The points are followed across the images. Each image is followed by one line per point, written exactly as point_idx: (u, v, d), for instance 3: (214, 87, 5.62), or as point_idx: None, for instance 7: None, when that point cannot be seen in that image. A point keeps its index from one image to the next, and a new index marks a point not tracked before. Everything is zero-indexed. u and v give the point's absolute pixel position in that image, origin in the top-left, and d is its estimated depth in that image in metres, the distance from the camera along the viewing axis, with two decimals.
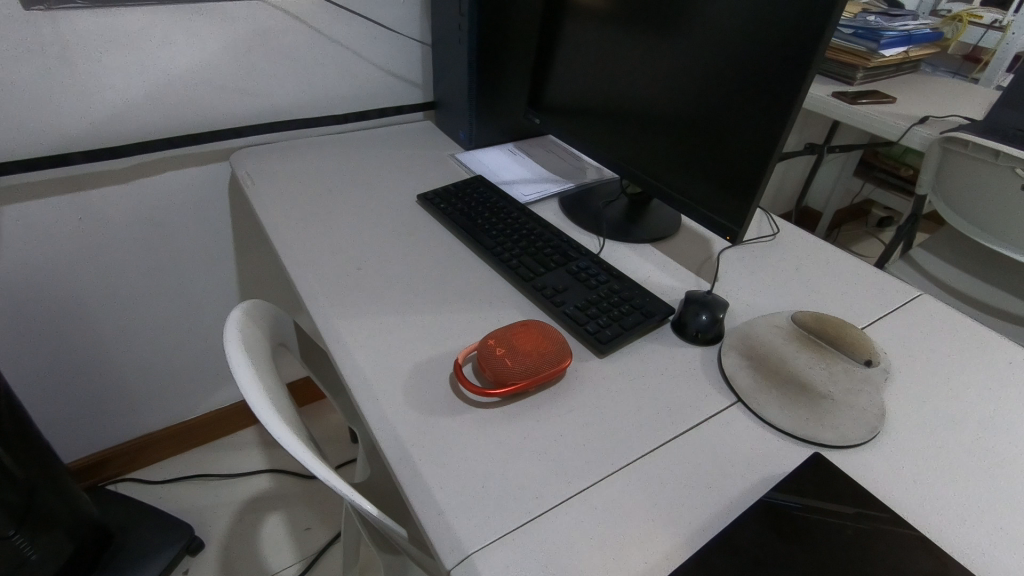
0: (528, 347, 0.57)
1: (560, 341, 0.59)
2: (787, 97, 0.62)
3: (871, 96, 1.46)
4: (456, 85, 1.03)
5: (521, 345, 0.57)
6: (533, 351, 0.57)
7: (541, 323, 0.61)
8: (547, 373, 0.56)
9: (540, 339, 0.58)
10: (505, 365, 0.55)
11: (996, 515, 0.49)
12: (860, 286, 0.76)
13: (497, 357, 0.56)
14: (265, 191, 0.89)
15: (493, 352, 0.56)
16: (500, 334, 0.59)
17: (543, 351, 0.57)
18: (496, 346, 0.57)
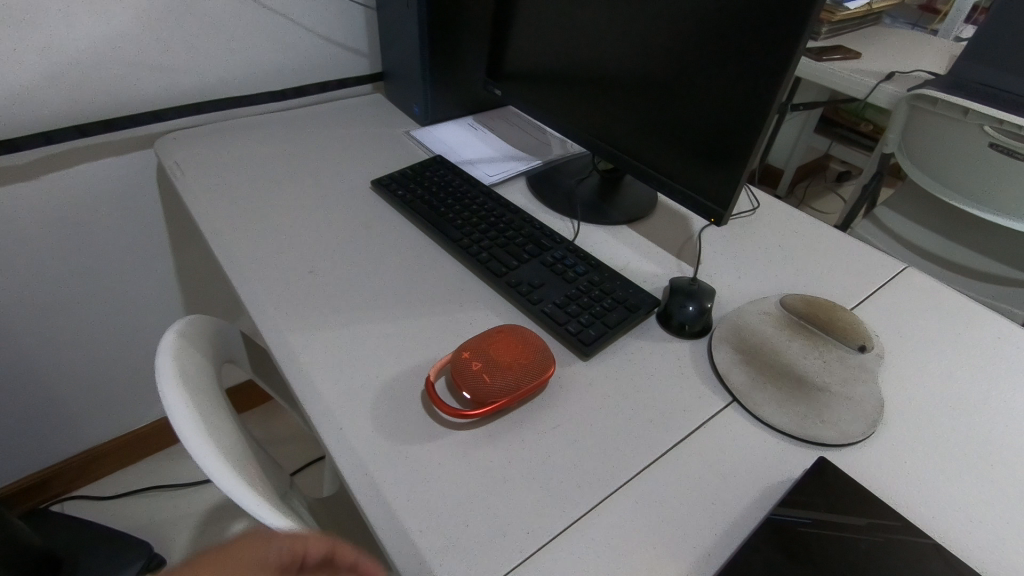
0: (507, 359, 0.51)
1: (540, 349, 0.54)
2: (777, 64, 0.56)
3: (837, 52, 1.42)
4: (406, 54, 0.93)
5: (499, 357, 0.51)
6: (512, 363, 0.51)
7: (519, 328, 0.56)
8: (530, 387, 0.51)
9: (519, 349, 0.53)
10: (483, 382, 0.50)
11: (1005, 507, 0.48)
12: (845, 261, 0.73)
13: (474, 374, 0.50)
14: (196, 183, 0.79)
15: (468, 368, 0.51)
16: (473, 346, 0.53)
17: (523, 363, 0.52)
18: (471, 359, 0.51)
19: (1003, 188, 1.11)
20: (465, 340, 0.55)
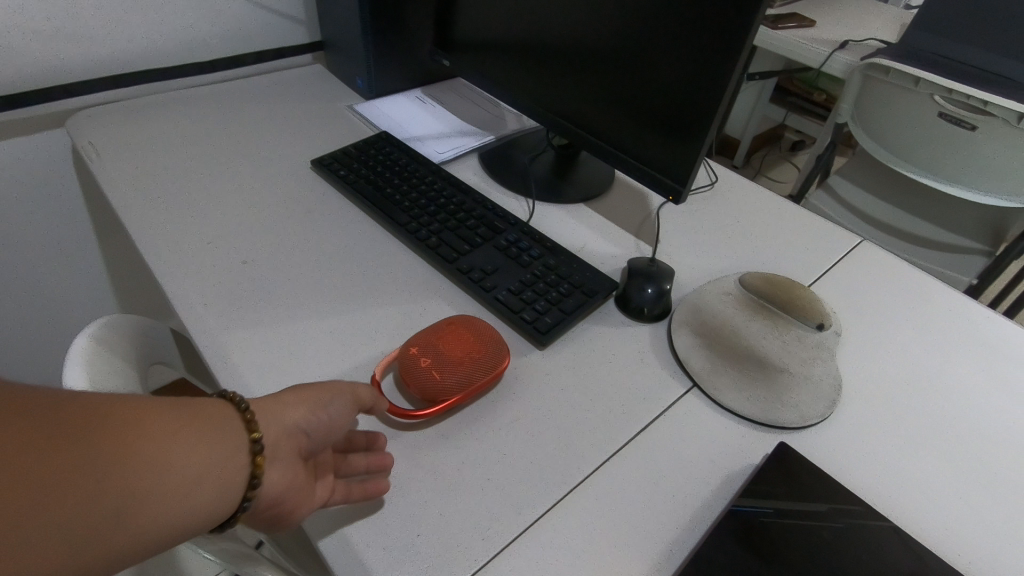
0: (458, 352, 0.48)
1: (494, 338, 0.51)
2: (736, 32, 0.53)
3: (792, 19, 1.41)
4: (345, 21, 0.86)
5: (449, 351, 0.48)
6: (463, 356, 0.48)
7: (472, 317, 0.53)
8: (483, 382, 0.48)
9: (470, 340, 0.50)
10: (432, 378, 0.47)
11: (958, 482, 0.48)
12: (802, 236, 0.73)
13: (423, 370, 0.47)
14: (115, 167, 0.72)
15: (416, 364, 0.48)
16: (421, 339, 0.49)
17: (475, 357, 0.49)
18: (419, 354, 0.48)
19: (952, 157, 1.13)
20: (413, 333, 0.51)
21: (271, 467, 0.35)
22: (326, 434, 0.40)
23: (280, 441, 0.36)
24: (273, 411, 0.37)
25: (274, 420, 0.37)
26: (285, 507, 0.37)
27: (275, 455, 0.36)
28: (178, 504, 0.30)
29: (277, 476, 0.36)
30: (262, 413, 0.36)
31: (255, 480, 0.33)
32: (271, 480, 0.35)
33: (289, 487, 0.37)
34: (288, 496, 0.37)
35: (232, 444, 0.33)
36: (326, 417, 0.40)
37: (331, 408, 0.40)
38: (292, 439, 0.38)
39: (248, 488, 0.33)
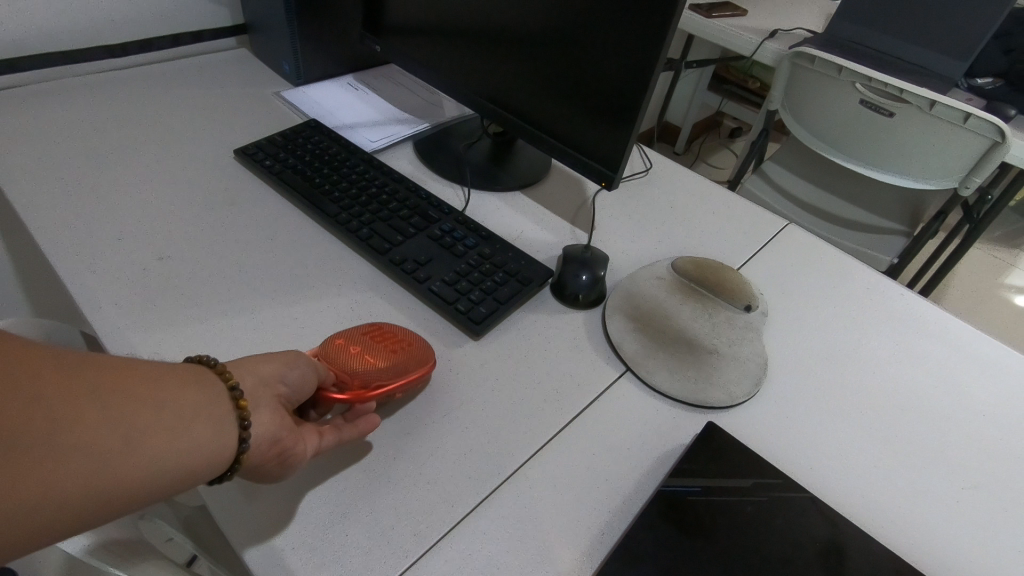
0: (388, 346, 0.47)
1: (420, 340, 0.50)
2: (659, 18, 0.53)
3: (724, 9, 1.44)
4: (269, 3, 0.83)
5: (381, 343, 0.47)
6: (394, 349, 0.47)
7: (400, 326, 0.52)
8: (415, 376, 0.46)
9: (399, 339, 0.48)
10: (364, 363, 0.45)
11: (871, 450, 0.51)
12: (732, 220, 0.75)
13: (354, 356, 0.45)
14: (12, 157, 0.66)
15: (346, 352, 0.45)
16: (349, 334, 0.47)
17: (406, 350, 0.47)
18: (349, 345, 0.46)
19: (873, 142, 1.19)
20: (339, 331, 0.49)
21: (258, 410, 0.36)
22: (303, 384, 0.41)
23: (260, 390, 0.37)
24: (245, 366, 0.38)
25: (249, 372, 0.38)
26: (283, 449, 0.37)
27: (259, 400, 0.37)
28: (181, 436, 0.31)
29: (268, 418, 0.36)
30: (232, 367, 0.37)
31: (246, 421, 0.34)
32: (262, 420, 0.36)
33: (283, 430, 0.37)
34: (284, 439, 0.37)
35: (223, 389, 0.35)
36: (299, 372, 0.41)
37: (300, 365, 0.41)
38: (270, 390, 0.39)
39: (241, 429, 0.34)
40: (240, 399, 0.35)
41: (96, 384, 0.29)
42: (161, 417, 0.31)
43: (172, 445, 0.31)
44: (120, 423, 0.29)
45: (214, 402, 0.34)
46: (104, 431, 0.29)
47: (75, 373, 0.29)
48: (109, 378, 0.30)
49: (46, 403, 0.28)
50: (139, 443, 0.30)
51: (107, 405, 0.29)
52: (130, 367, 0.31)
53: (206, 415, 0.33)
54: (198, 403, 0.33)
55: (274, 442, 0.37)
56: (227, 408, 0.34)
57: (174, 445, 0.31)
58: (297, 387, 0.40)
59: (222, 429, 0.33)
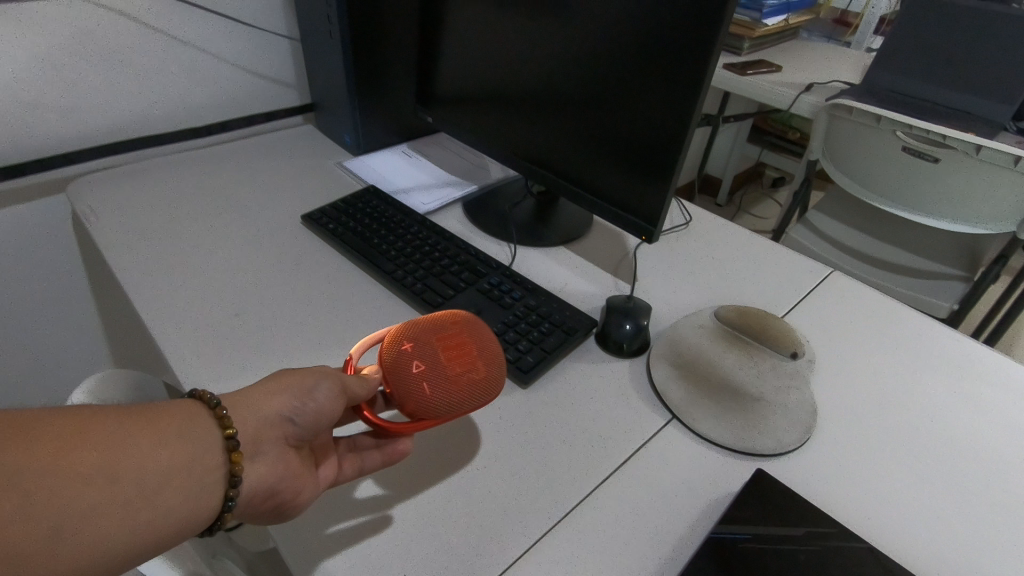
0: (456, 371, 0.42)
1: (497, 362, 0.45)
2: (690, 83, 0.57)
3: (759, 65, 1.48)
4: (333, 84, 0.92)
5: (447, 367, 0.42)
6: (462, 376, 0.42)
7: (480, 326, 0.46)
8: (473, 407, 0.43)
9: (474, 358, 0.43)
10: (421, 394, 0.42)
11: (932, 501, 0.49)
12: (774, 269, 0.76)
13: (414, 383, 0.42)
14: (112, 228, 0.75)
15: (407, 373, 0.42)
16: (419, 339, 0.43)
17: (472, 378, 0.43)
18: (413, 361, 0.42)
19: (919, 187, 1.18)
20: (413, 323, 0.44)
21: (255, 460, 0.39)
22: (315, 420, 0.42)
23: (263, 433, 0.40)
24: (255, 404, 0.40)
25: (253, 413, 0.40)
26: (286, 495, 0.41)
27: (259, 448, 0.39)
28: (173, 497, 0.34)
29: (262, 470, 0.39)
30: (238, 407, 0.39)
31: (236, 478, 0.37)
32: (255, 474, 0.39)
33: (281, 479, 0.40)
34: (284, 485, 0.41)
35: (219, 440, 0.37)
36: (314, 403, 0.41)
37: (317, 393, 0.41)
38: (278, 428, 0.41)
39: (230, 487, 0.37)
40: (235, 454, 0.37)
41: (101, 449, 0.32)
42: (159, 478, 0.33)
43: (166, 506, 0.34)
44: (121, 488, 0.32)
45: (211, 455, 0.36)
46: (105, 499, 0.31)
47: (84, 436, 0.32)
48: (116, 439, 0.33)
49: (54, 472, 0.30)
50: (138, 506, 0.32)
51: (110, 469, 0.32)
52: (135, 423, 0.34)
53: (201, 474, 0.35)
54: (194, 457, 0.35)
55: (269, 493, 0.40)
56: (220, 462, 0.37)
57: (169, 505, 0.34)
58: (314, 417, 0.42)
59: (213, 485, 0.36)
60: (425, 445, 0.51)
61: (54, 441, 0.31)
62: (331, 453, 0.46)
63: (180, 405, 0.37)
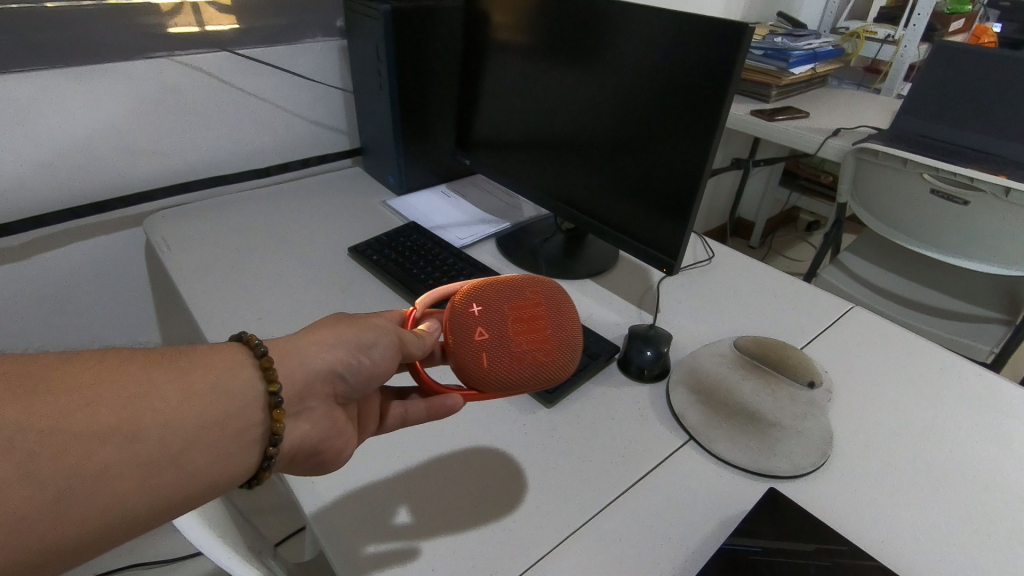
0: (519, 349, 0.44)
1: (565, 345, 0.46)
2: (706, 127, 0.62)
3: (785, 112, 1.51)
4: (381, 130, 1.01)
5: (512, 341, 0.44)
6: (525, 355, 0.44)
7: (564, 297, 0.48)
8: (528, 383, 0.45)
9: (542, 337, 0.45)
10: (479, 364, 0.44)
11: (947, 529, 0.50)
12: (795, 303, 0.78)
13: (475, 351, 0.44)
14: (181, 257, 0.83)
15: (472, 339, 0.44)
16: (491, 306, 0.45)
17: (534, 356, 0.44)
18: (479, 326, 0.44)
19: (950, 229, 1.18)
20: (491, 285, 0.46)
21: (304, 417, 0.43)
22: (364, 377, 0.45)
23: (315, 389, 0.43)
24: (309, 355, 0.43)
25: (304, 367, 0.42)
26: (329, 451, 0.46)
27: (309, 405, 0.43)
28: (209, 448, 0.36)
29: (310, 426, 0.43)
30: (290, 357, 0.42)
31: (276, 436, 0.40)
32: (304, 426, 0.42)
33: (326, 438, 0.45)
34: (327, 441, 0.45)
35: (254, 393, 0.39)
36: (369, 359, 0.45)
37: (375, 349, 0.45)
38: (329, 384, 0.44)
39: (269, 446, 0.40)
40: (278, 412, 0.39)
41: (130, 403, 0.33)
42: (189, 433, 0.35)
43: (196, 463, 0.35)
44: (150, 444, 0.33)
45: (243, 409, 0.38)
46: (145, 447, 0.33)
47: (116, 389, 0.33)
48: (145, 394, 0.34)
49: (94, 425, 0.32)
50: (175, 457, 0.34)
51: (140, 424, 0.33)
52: (165, 376, 0.35)
53: (230, 428, 0.37)
54: (230, 412, 0.37)
55: (313, 450, 0.44)
56: (254, 416, 0.39)
57: (198, 461, 0.35)
58: (368, 374, 0.45)
59: (247, 440, 0.38)
60: (454, 452, 0.55)
61: (83, 394, 0.32)
62: (377, 401, 0.51)
63: (213, 355, 0.39)
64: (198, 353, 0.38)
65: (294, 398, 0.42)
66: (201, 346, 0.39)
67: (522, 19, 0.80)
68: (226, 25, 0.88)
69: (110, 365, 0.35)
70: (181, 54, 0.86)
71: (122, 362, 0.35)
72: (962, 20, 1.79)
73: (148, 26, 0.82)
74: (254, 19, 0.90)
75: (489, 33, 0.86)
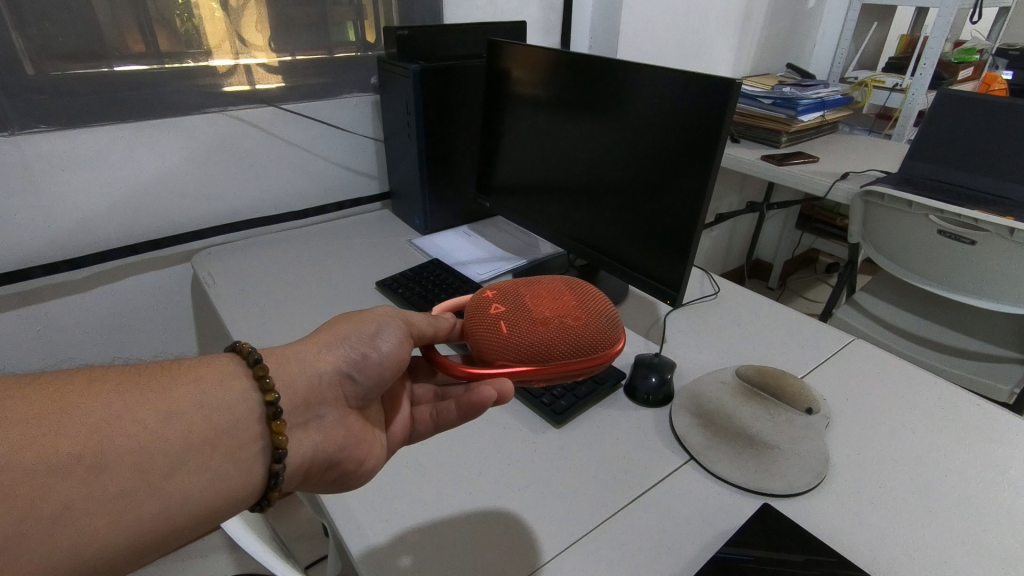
0: (540, 314, 0.45)
1: (594, 316, 0.46)
2: (704, 168, 0.68)
3: (797, 157, 1.54)
4: (408, 176, 1.09)
5: (535, 309, 0.45)
6: (550, 320, 0.45)
7: (584, 285, 0.50)
8: (553, 354, 0.44)
9: (566, 306, 0.46)
10: (498, 331, 0.44)
11: (944, 547, 0.51)
12: (796, 336, 0.82)
13: (495, 321, 0.45)
14: (226, 290, 0.91)
15: (488, 311, 0.45)
16: (508, 289, 0.47)
17: (556, 323, 0.44)
18: (496, 302, 0.46)
19: (961, 269, 1.20)
20: (505, 282, 0.49)
21: (315, 424, 0.46)
22: (369, 376, 0.49)
23: (323, 395, 0.46)
24: (308, 359, 0.46)
25: (304, 379, 0.45)
26: (350, 460, 0.49)
27: (319, 413, 0.46)
28: (197, 469, 0.37)
29: (323, 434, 0.46)
30: (290, 364, 0.45)
31: (278, 450, 0.41)
32: (316, 433, 0.46)
33: (343, 446, 0.48)
34: (345, 451, 0.48)
35: (245, 407, 0.40)
36: (375, 352, 0.49)
37: (379, 340, 0.49)
38: (338, 387, 0.47)
39: (273, 462, 0.41)
40: (278, 423, 0.41)
41: (100, 428, 0.34)
42: (172, 453, 0.36)
43: (181, 486, 0.36)
44: (125, 470, 0.34)
45: (231, 425, 0.39)
46: (123, 472, 0.34)
47: (86, 414, 0.34)
48: (119, 415, 0.35)
49: (64, 452, 0.32)
50: (157, 480, 0.35)
51: (113, 447, 0.34)
52: (141, 397, 0.36)
53: (217, 446, 0.38)
54: (221, 428, 0.39)
55: (331, 459, 0.47)
56: (246, 432, 0.40)
57: (183, 484, 0.36)
58: (375, 368, 0.49)
59: (237, 458, 0.39)
60: (469, 468, 0.60)
61: (47, 420, 0.32)
62: (403, 411, 0.56)
63: (197, 372, 0.40)
64: (184, 370, 0.40)
65: (299, 408, 0.44)
66: (183, 364, 0.41)
67: (538, 76, 0.88)
68: (273, 84, 0.98)
69: (80, 388, 0.35)
70: (233, 109, 0.96)
71: (95, 384, 0.36)
72: (970, 68, 1.83)
73: (206, 86, 0.92)
74: (298, 77, 1.01)
75: (507, 90, 0.95)
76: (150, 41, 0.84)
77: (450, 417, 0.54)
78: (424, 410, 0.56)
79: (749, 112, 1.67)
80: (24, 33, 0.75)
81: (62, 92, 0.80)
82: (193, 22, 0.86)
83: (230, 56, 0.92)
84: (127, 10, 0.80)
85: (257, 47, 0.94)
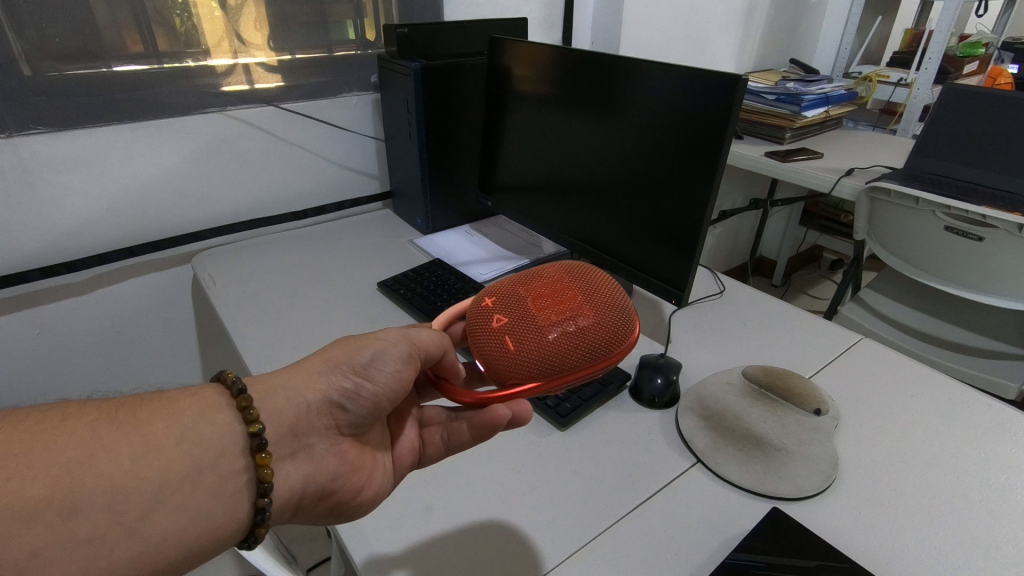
0: (545, 319, 0.43)
1: (604, 308, 0.44)
2: (709, 166, 0.67)
3: (802, 152, 1.52)
4: (409, 176, 1.08)
5: (539, 309, 0.43)
6: (557, 325, 0.42)
7: (590, 270, 0.48)
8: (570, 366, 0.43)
9: (570, 304, 0.44)
10: (507, 349, 0.42)
11: (956, 551, 0.50)
12: (803, 336, 0.81)
13: (499, 336, 0.43)
14: (226, 291, 0.91)
15: (492, 326, 0.43)
16: (509, 293, 0.45)
17: (566, 325, 0.43)
18: (498, 313, 0.44)
19: (969, 266, 1.18)
20: (505, 281, 0.47)
21: (305, 454, 0.45)
22: (365, 406, 0.47)
23: (312, 424, 0.45)
24: (296, 388, 0.45)
25: (291, 408, 0.44)
26: (346, 489, 0.48)
27: (309, 443, 0.45)
28: (175, 510, 0.36)
29: (313, 464, 0.45)
30: (277, 391, 0.44)
31: (264, 484, 0.40)
32: (307, 465, 0.45)
33: (337, 475, 0.47)
34: (339, 480, 0.47)
35: (228, 440, 0.40)
36: (369, 382, 0.46)
37: (373, 368, 0.46)
38: (327, 415, 0.46)
39: (259, 496, 0.40)
40: (263, 456, 0.40)
41: (69, 469, 0.33)
42: (147, 494, 0.35)
43: (157, 527, 0.35)
44: (95, 513, 0.33)
45: (212, 460, 0.38)
46: (92, 516, 0.33)
47: (56, 454, 0.34)
48: (92, 456, 0.34)
49: (30, 495, 0.32)
50: (131, 523, 0.34)
51: (83, 491, 0.33)
52: (117, 435, 0.36)
53: (199, 483, 0.37)
54: (203, 464, 0.38)
55: (324, 489, 0.46)
56: (230, 465, 0.39)
57: (159, 526, 0.35)
58: (369, 397, 0.46)
59: (220, 494, 0.38)
60: (471, 473, 0.59)
61: (17, 461, 0.32)
62: (413, 435, 0.54)
63: (178, 404, 0.40)
64: (169, 401, 0.39)
65: (286, 438, 0.43)
66: (167, 395, 0.40)
67: (538, 74, 0.87)
68: (272, 84, 0.98)
69: (55, 425, 0.35)
70: (232, 110, 0.95)
71: (70, 421, 0.36)
72: (977, 62, 1.81)
73: (204, 86, 0.91)
74: (297, 77, 1.00)
75: (508, 88, 0.94)
76: (148, 41, 0.83)
77: (462, 437, 0.53)
78: (436, 434, 0.54)
79: (753, 107, 1.66)
80: (21, 34, 0.74)
81: (60, 93, 0.79)
82: (192, 21, 0.86)
83: (228, 55, 0.91)
84: (125, 9, 0.80)
85: (257, 46, 0.93)
